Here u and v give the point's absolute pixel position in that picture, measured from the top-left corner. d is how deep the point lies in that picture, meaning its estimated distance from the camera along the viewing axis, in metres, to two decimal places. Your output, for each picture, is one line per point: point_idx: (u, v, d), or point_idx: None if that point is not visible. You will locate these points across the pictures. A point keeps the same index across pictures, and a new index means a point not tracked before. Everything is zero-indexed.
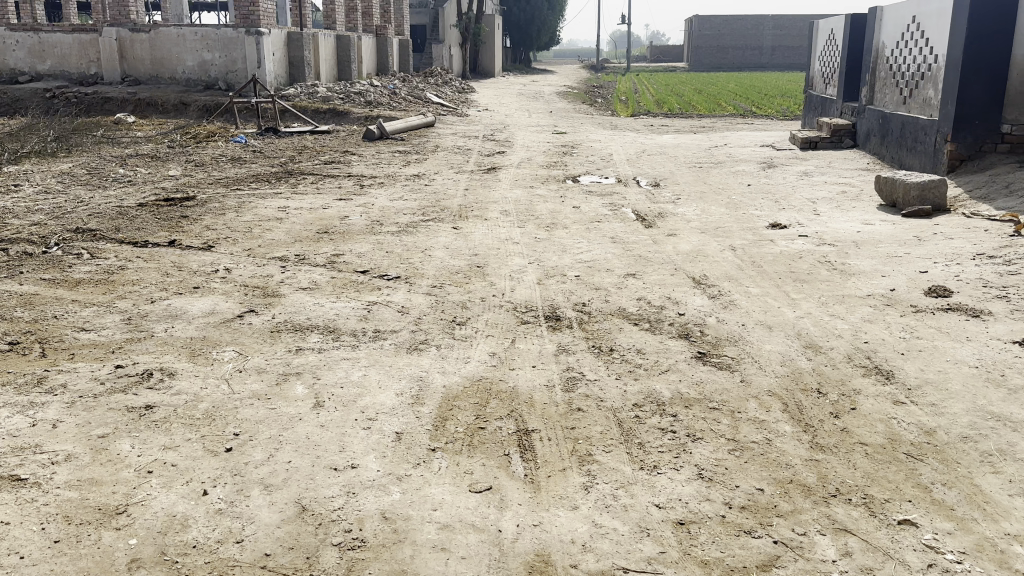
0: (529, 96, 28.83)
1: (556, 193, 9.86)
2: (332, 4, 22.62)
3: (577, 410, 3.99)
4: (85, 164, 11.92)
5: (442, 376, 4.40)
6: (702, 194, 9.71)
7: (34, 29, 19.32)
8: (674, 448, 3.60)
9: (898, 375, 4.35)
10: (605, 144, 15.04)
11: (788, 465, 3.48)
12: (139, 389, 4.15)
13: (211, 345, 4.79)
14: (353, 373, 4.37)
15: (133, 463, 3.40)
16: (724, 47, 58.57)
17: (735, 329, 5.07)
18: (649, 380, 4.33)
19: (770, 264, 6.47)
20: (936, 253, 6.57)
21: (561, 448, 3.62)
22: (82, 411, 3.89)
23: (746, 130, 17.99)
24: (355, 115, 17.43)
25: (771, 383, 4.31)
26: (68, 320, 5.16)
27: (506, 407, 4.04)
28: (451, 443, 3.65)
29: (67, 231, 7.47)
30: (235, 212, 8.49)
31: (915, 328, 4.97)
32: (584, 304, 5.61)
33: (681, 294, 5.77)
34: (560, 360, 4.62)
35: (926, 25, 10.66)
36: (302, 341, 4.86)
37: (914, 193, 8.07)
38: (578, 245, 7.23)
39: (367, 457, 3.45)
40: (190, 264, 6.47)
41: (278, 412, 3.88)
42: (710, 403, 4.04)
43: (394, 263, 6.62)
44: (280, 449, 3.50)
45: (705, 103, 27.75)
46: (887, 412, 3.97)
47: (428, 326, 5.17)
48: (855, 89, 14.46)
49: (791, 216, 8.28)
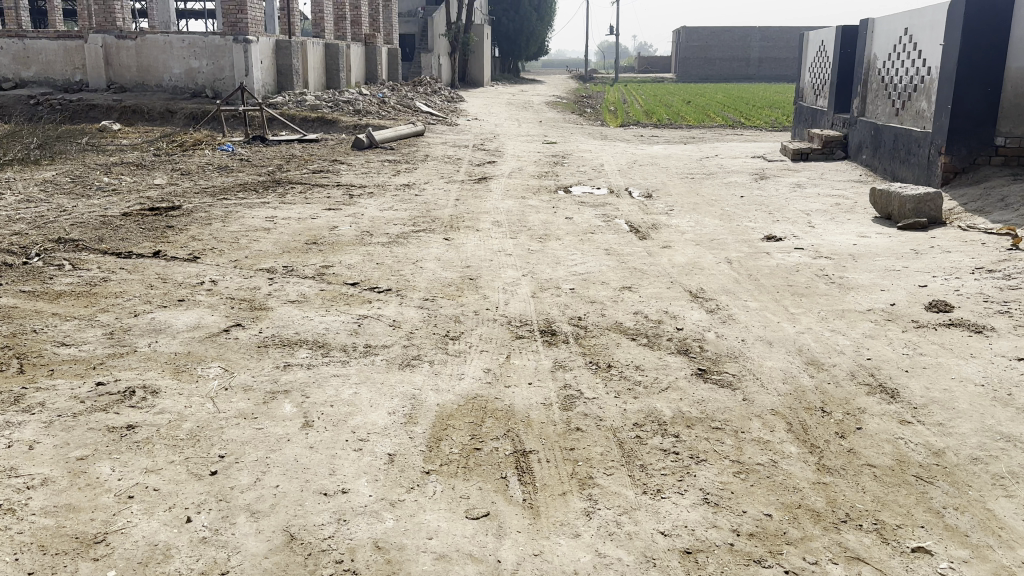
0: (519, 105, 28.80)
1: (548, 204, 9.75)
2: (321, 13, 22.53)
3: (575, 430, 3.86)
4: (69, 172, 11.72)
5: (436, 394, 4.25)
6: (695, 205, 9.62)
7: (18, 35, 19.07)
8: (678, 471, 3.47)
9: (903, 393, 4.26)
10: (595, 154, 14.98)
11: (795, 490, 3.36)
12: (120, 408, 3.98)
13: (196, 361, 4.63)
14: (343, 391, 4.22)
15: (113, 488, 3.24)
16: (711, 59, 59.20)
17: (734, 344, 4.96)
18: (649, 398, 4.20)
19: (767, 278, 6.37)
20: (935, 267, 6.50)
21: (560, 471, 3.49)
22: (59, 431, 3.72)
23: (737, 142, 17.97)
24: (343, 124, 17.29)
25: (773, 401, 4.20)
26: (48, 334, 4.99)
27: (502, 427, 3.91)
28: (446, 465, 3.51)
29: (49, 241, 7.29)
30: (222, 222, 8.33)
31: (918, 344, 4.88)
32: (579, 318, 5.49)
33: (678, 308, 5.66)
34: (557, 377, 4.49)
35: (919, 38, 10.67)
36: (291, 356, 4.71)
37: (909, 206, 8.02)
38: (572, 257, 7.12)
39: (358, 480, 3.31)
40: (175, 276, 6.30)
41: (266, 432, 3.73)
42: (712, 423, 3.93)
43: (384, 275, 6.48)
44: (267, 473, 3.35)
45: (694, 113, 27.83)
46: (894, 431, 3.87)
47: (420, 341, 5.03)
48: (846, 100, 14.47)
49: (786, 228, 8.21)
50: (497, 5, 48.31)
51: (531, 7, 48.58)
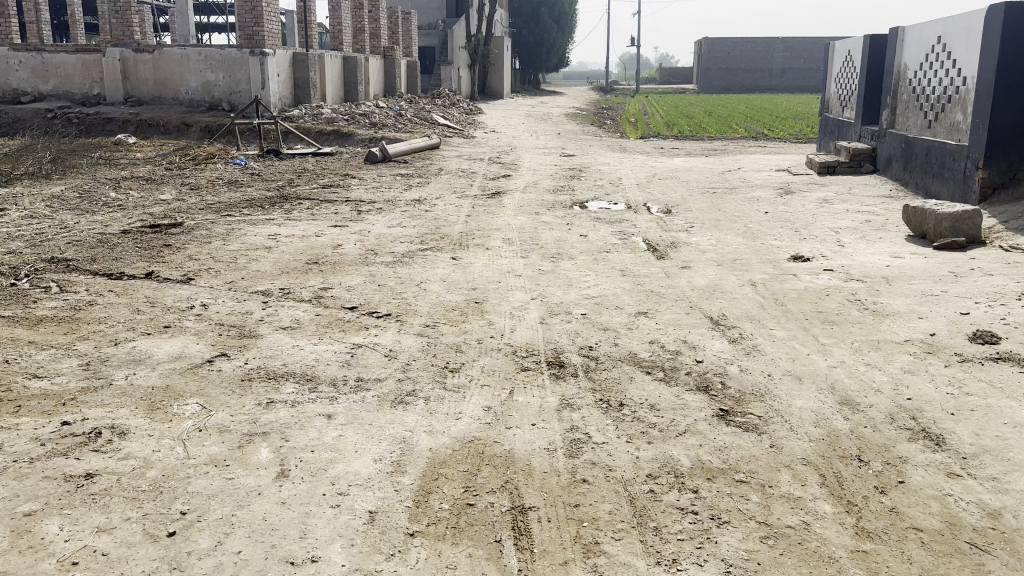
0: (538, 117, 28.50)
1: (563, 220, 9.36)
2: (339, 26, 22.40)
3: (582, 482, 3.46)
4: (76, 187, 11.50)
5: (429, 437, 3.86)
6: (716, 222, 9.19)
7: (37, 49, 18.95)
8: (697, 535, 3.06)
9: (950, 441, 3.81)
10: (614, 167, 14.55)
11: (832, 560, 2.94)
12: (82, 453, 3.63)
13: (173, 397, 4.27)
14: (327, 434, 3.83)
15: (58, 551, 2.89)
16: (733, 70, 58.65)
17: (760, 380, 4.52)
18: (666, 443, 3.79)
19: (795, 303, 5.93)
20: (976, 291, 6.03)
21: (562, 534, 3.09)
22: (11, 480, 3.37)
23: (758, 153, 17.48)
24: (358, 137, 17.05)
25: (805, 449, 3.77)
26: (20, 365, 4.66)
27: (500, 477, 3.51)
28: (435, 525, 3.13)
29: (42, 261, 6.99)
30: (222, 240, 8.02)
31: (963, 382, 4.43)
32: (590, 348, 5.08)
33: (698, 337, 5.22)
34: (563, 418, 4.08)
35: (953, 47, 10.19)
36: (274, 393, 4.33)
37: (946, 224, 7.54)
38: (584, 279, 6.73)
39: (331, 546, 2.94)
40: (166, 299, 5.98)
41: (236, 484, 3.36)
42: (736, 475, 3.50)
43: (385, 298, 6.14)
44: (230, 535, 2.98)
45: (717, 125, 27.32)
46: (941, 487, 3.43)
47: (417, 374, 4.64)
48: (874, 112, 13.98)
49: (813, 247, 7.74)
50: (517, 17, 48.20)
51: (551, 20, 48.43)
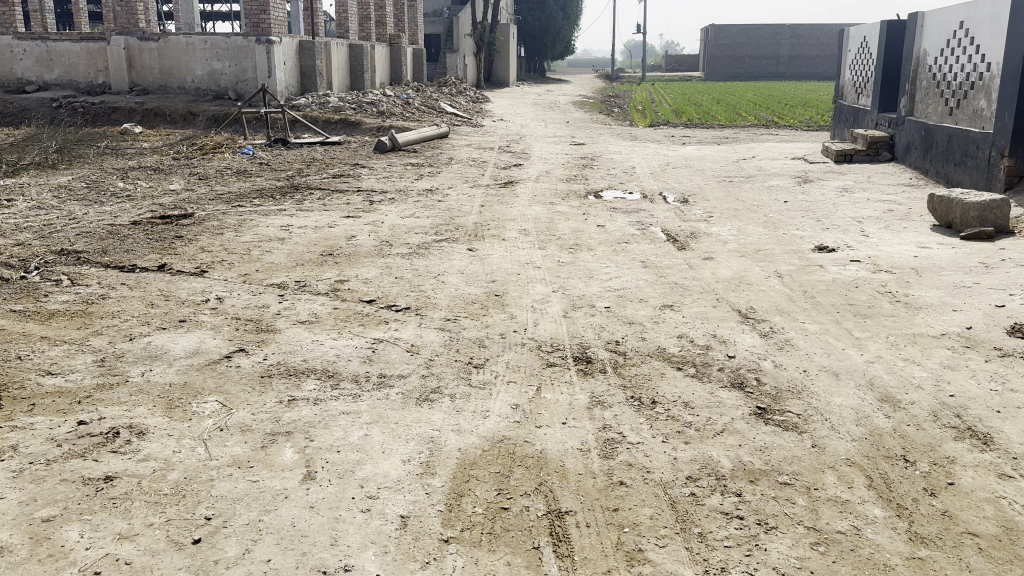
0: (546, 105, 28.24)
1: (579, 210, 9.21)
2: (345, 13, 22.18)
3: (619, 485, 3.32)
4: (84, 177, 11.35)
5: (458, 436, 3.73)
6: (735, 211, 9.02)
7: (41, 37, 18.76)
8: (744, 541, 2.93)
9: (998, 440, 3.67)
10: (626, 156, 14.37)
11: (887, 568, 2.81)
12: (100, 454, 3.50)
13: (191, 394, 4.14)
14: (353, 434, 3.71)
15: (79, 560, 2.77)
16: (740, 57, 58.18)
17: (796, 376, 4.38)
18: (704, 444, 3.65)
19: (824, 295, 5.78)
20: (1009, 283, 5.87)
21: (603, 540, 2.97)
22: (27, 484, 3.24)
23: (772, 141, 17.26)
24: (367, 126, 16.86)
25: (848, 449, 3.63)
26: (33, 362, 4.54)
27: (533, 479, 3.38)
28: (470, 531, 3.00)
29: (51, 253, 6.87)
30: (234, 231, 7.89)
31: (1006, 378, 4.28)
32: (616, 343, 4.94)
33: (728, 332, 5.07)
34: (595, 417, 3.95)
35: (976, 32, 9.99)
36: (296, 390, 4.20)
37: (973, 214, 7.37)
38: (605, 271, 6.58)
39: (364, 554, 2.82)
40: (179, 292, 5.86)
41: (261, 487, 3.23)
42: (780, 478, 3.37)
43: (404, 291, 6.00)
44: (258, 543, 2.86)
45: (727, 112, 27.02)
46: (994, 489, 3.29)
47: (441, 370, 4.51)
48: (891, 99, 13.76)
49: (837, 238, 7.58)
50: (524, 5, 47.86)
51: (558, 7, 48.05)
